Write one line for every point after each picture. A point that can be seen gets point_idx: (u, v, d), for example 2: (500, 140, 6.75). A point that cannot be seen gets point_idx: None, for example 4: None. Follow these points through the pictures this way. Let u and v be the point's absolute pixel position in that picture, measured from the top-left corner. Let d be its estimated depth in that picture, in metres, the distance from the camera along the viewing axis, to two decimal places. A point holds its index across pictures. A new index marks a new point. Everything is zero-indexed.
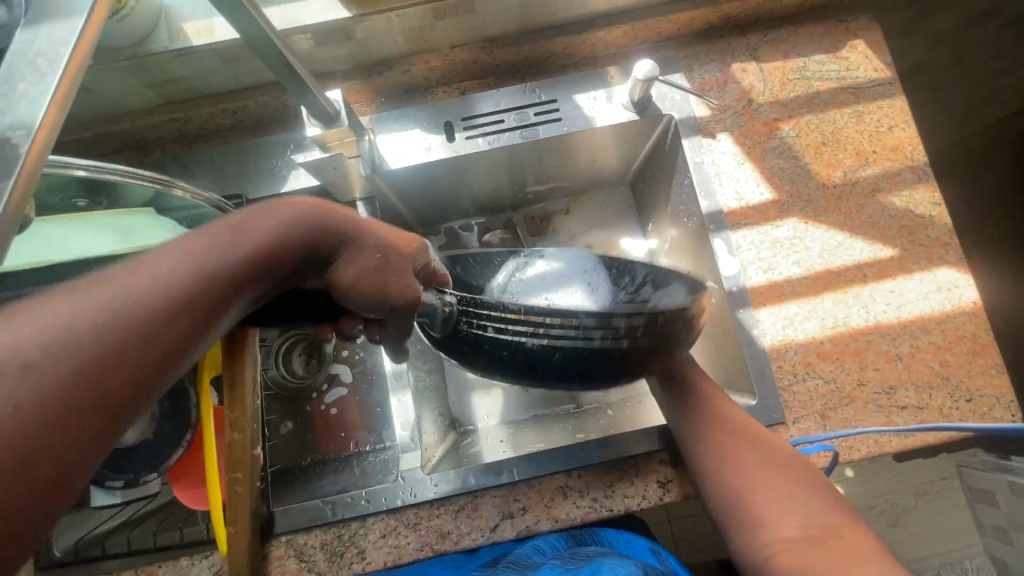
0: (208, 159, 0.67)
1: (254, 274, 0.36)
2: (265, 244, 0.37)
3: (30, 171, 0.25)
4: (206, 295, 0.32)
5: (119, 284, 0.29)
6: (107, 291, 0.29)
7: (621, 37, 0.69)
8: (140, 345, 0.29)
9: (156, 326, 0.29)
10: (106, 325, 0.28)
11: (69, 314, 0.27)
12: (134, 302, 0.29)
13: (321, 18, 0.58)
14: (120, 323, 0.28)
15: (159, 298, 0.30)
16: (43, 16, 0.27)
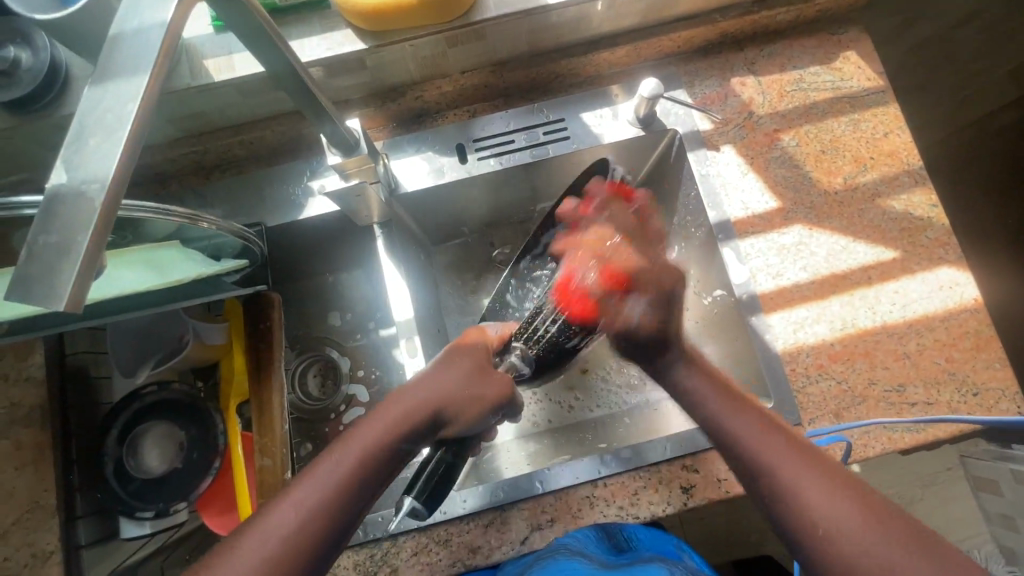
0: (227, 190, 0.68)
1: (374, 465, 0.45)
2: (373, 451, 0.45)
3: (104, 220, 0.26)
4: (342, 511, 0.43)
5: (303, 493, 0.42)
6: (279, 538, 0.40)
7: (624, 57, 0.72)
8: (340, 522, 0.43)
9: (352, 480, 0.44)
10: (307, 534, 0.41)
11: (288, 526, 0.41)
12: (320, 517, 0.42)
13: (337, 50, 0.59)
14: (311, 533, 0.41)
15: (333, 497, 0.43)
16: (108, 76, 0.28)
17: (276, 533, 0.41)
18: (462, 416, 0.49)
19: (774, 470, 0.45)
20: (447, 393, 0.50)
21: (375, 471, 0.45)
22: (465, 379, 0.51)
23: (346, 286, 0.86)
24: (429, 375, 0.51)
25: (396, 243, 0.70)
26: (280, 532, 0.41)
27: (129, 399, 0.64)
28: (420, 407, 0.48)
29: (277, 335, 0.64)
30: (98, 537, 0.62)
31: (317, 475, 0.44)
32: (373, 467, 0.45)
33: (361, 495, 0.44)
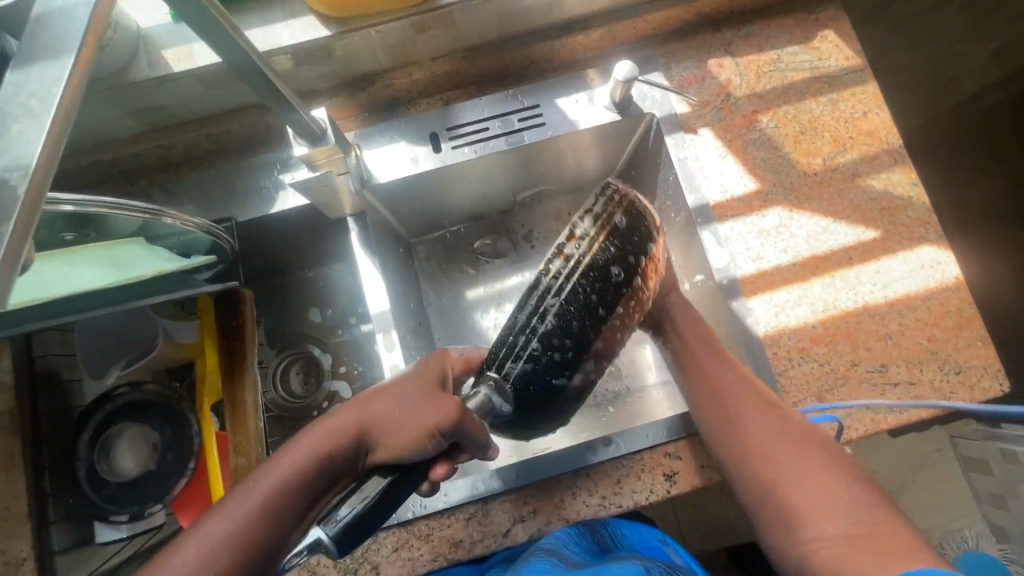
0: (196, 185, 0.67)
1: (314, 477, 0.44)
2: (311, 464, 0.44)
3: (31, 209, 0.24)
4: (280, 520, 0.42)
5: (240, 502, 0.42)
6: (214, 542, 0.40)
7: (599, 40, 0.71)
8: (280, 532, 0.42)
9: (294, 489, 0.43)
10: (247, 538, 0.40)
11: (222, 533, 0.40)
12: (261, 522, 0.41)
13: (301, 38, 0.58)
14: (251, 538, 0.41)
15: (272, 503, 0.42)
16: (32, 59, 0.27)
17: (217, 532, 0.40)
18: (401, 437, 0.46)
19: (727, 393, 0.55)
20: (383, 411, 0.47)
21: (316, 483, 0.44)
22: (404, 396, 0.48)
23: (325, 281, 0.85)
24: (384, 391, 0.49)
25: (371, 236, 0.69)
26: (219, 533, 0.40)
27: (101, 401, 0.63)
28: (360, 422, 0.46)
29: (249, 332, 0.63)
30: (72, 541, 0.61)
31: (260, 479, 0.43)
32: (316, 476, 0.44)
33: (300, 504, 0.43)
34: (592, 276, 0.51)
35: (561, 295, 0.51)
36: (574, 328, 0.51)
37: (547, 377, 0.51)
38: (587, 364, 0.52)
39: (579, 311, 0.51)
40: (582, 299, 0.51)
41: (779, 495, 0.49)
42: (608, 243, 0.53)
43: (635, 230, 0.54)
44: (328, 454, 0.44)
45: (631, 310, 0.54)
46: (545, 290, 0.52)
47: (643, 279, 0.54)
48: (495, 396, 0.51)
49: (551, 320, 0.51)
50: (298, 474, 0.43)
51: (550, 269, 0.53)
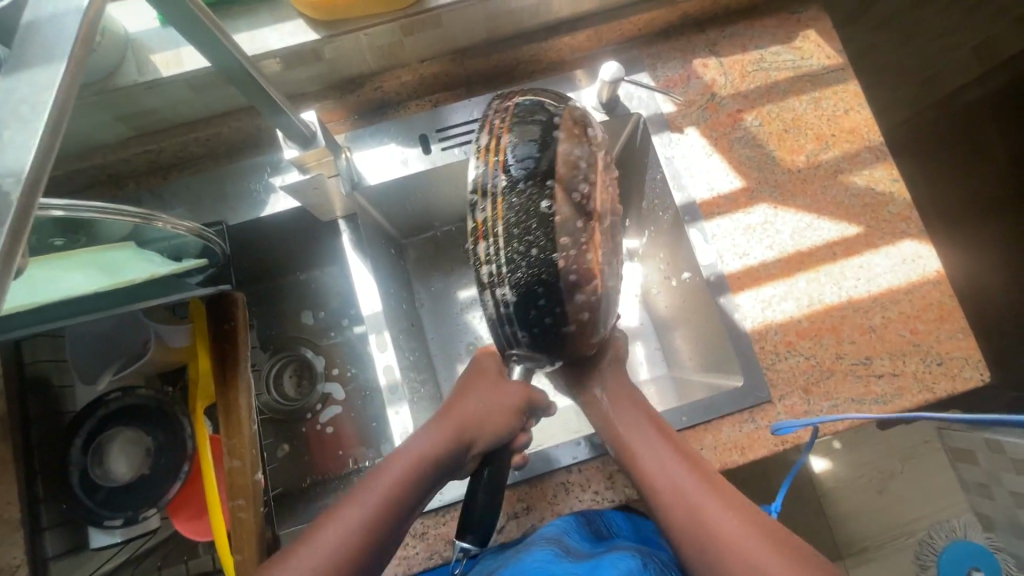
0: (186, 189, 0.67)
1: (421, 476, 0.49)
2: (416, 466, 0.49)
3: (23, 215, 0.25)
4: (395, 514, 0.48)
5: (360, 504, 0.47)
6: (340, 540, 0.45)
7: (586, 41, 0.71)
8: (396, 521, 0.48)
9: (403, 488, 0.49)
10: (370, 525, 0.46)
11: (345, 533, 0.46)
12: (381, 511, 0.47)
13: (290, 41, 0.58)
14: (377, 534, 0.46)
15: (388, 497, 0.48)
16: (20, 66, 0.27)
17: (341, 531, 0.46)
18: (493, 428, 0.52)
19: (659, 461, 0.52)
20: (475, 407, 0.52)
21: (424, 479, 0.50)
22: (490, 393, 0.53)
23: (318, 283, 0.85)
24: (469, 394, 0.54)
25: (362, 237, 0.69)
26: (342, 531, 0.46)
27: (93, 406, 0.63)
28: (454, 425, 0.52)
29: (241, 335, 0.63)
30: (66, 547, 0.61)
31: (374, 483, 0.48)
32: (423, 468, 0.49)
33: (413, 498, 0.49)
34: (516, 219, 0.46)
35: (506, 264, 0.47)
36: (533, 274, 0.47)
37: (548, 325, 0.49)
38: (578, 295, 0.48)
39: (526, 257, 0.47)
40: (523, 249, 0.46)
41: (721, 563, 0.45)
42: (517, 161, 0.47)
43: (530, 134, 0.48)
44: (433, 450, 0.50)
45: (587, 212, 0.47)
46: (492, 259, 0.48)
47: (567, 166, 0.47)
48: (529, 361, 0.53)
49: (514, 287, 0.48)
50: (408, 476, 0.49)
51: (478, 230, 0.48)
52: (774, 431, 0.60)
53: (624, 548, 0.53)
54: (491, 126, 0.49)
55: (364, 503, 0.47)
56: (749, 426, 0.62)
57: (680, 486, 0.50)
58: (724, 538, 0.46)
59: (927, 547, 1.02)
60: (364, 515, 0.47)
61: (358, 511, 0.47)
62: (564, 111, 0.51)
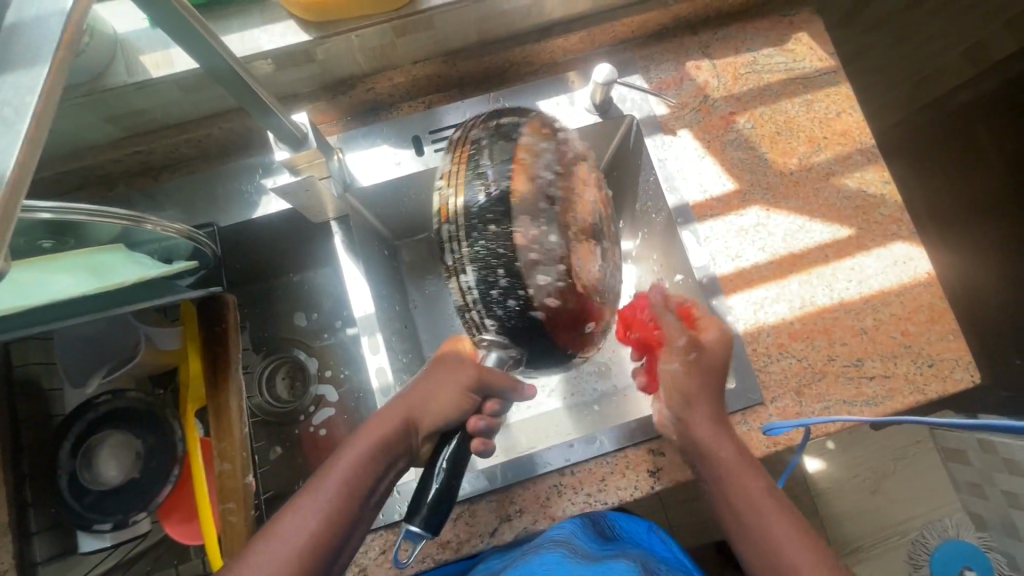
0: (177, 191, 0.67)
1: (373, 462, 0.50)
2: (365, 452, 0.50)
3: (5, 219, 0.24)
4: (349, 502, 0.48)
5: (312, 497, 0.48)
6: (294, 534, 0.46)
7: (579, 43, 0.71)
8: (352, 514, 0.48)
9: (354, 476, 0.49)
10: (326, 517, 0.47)
11: (301, 527, 0.46)
12: (336, 504, 0.48)
13: (281, 43, 0.58)
14: (333, 520, 0.47)
15: (342, 492, 0.48)
16: (3, 68, 0.27)
17: (294, 526, 0.46)
18: (438, 407, 0.53)
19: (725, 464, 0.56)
20: (424, 394, 0.54)
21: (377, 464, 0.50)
22: (437, 376, 0.55)
23: (311, 285, 0.85)
24: (418, 382, 0.55)
25: (355, 239, 0.69)
26: (295, 526, 0.46)
27: (82, 409, 0.62)
28: (401, 411, 0.53)
29: (233, 337, 0.63)
30: (55, 552, 0.60)
31: (326, 474, 0.49)
32: (373, 457, 0.50)
33: (367, 489, 0.50)
34: (473, 203, 0.50)
35: (465, 245, 0.50)
36: (490, 251, 0.49)
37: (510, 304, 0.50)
38: (539, 275, 0.49)
39: (483, 236, 0.49)
40: (477, 227, 0.49)
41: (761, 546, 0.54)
42: (483, 156, 0.51)
43: (495, 134, 0.52)
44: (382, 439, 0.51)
45: (553, 199, 0.51)
46: (455, 240, 0.50)
47: (529, 153, 0.51)
48: (499, 348, 0.53)
49: (472, 271, 0.50)
50: (359, 465, 0.50)
51: (442, 212, 0.51)
52: (764, 431, 0.61)
53: (629, 553, 0.54)
54: (468, 133, 0.55)
55: (317, 493, 0.48)
56: (742, 427, 0.62)
57: (741, 491, 0.55)
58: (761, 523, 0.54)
59: (920, 546, 1.06)
60: (316, 505, 0.47)
61: (311, 504, 0.47)
62: (534, 118, 0.55)
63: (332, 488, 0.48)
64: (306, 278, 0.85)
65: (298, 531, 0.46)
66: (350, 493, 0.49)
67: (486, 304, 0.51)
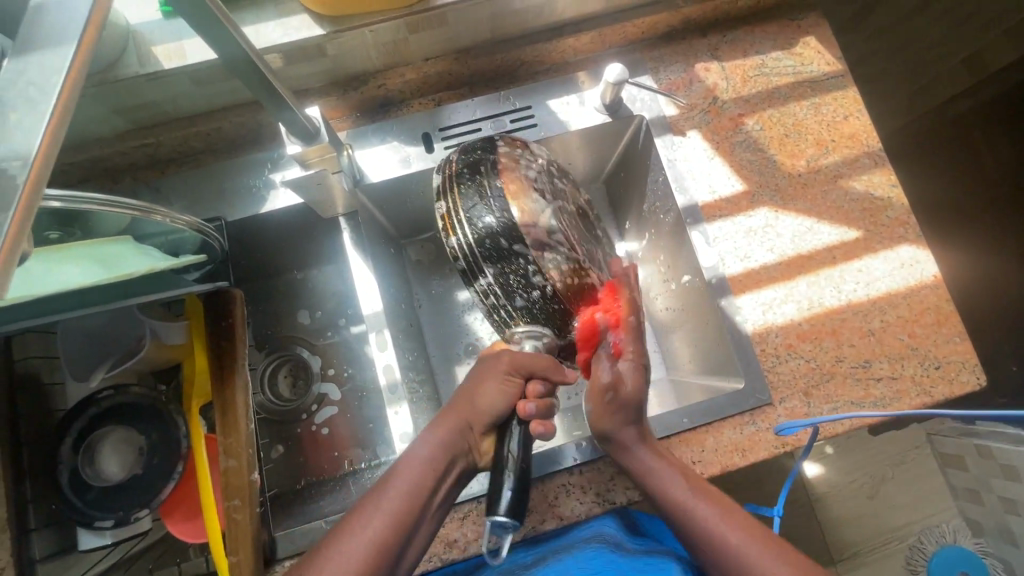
0: (184, 184, 0.66)
1: (438, 462, 0.50)
2: (429, 454, 0.50)
3: (30, 199, 0.24)
4: (417, 501, 0.48)
5: (380, 498, 0.47)
6: (367, 533, 0.45)
7: (589, 43, 0.72)
8: (414, 519, 0.47)
9: (418, 478, 0.49)
10: (396, 520, 0.46)
11: (372, 526, 0.46)
12: (403, 506, 0.47)
13: (295, 36, 0.57)
14: (402, 520, 0.47)
15: (405, 497, 0.48)
16: (30, 47, 0.26)
17: (362, 525, 0.46)
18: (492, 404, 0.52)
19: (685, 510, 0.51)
20: (475, 392, 0.54)
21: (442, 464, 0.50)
22: (482, 372, 0.55)
23: (315, 283, 0.84)
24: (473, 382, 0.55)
25: (363, 235, 0.69)
26: (366, 525, 0.46)
27: (84, 404, 0.61)
28: (461, 415, 0.53)
29: (238, 332, 0.62)
30: (54, 549, 0.59)
31: (390, 477, 0.49)
32: (434, 457, 0.50)
33: (429, 491, 0.49)
34: (474, 213, 0.54)
35: (476, 251, 0.55)
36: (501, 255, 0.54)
37: (534, 295, 0.55)
38: (548, 255, 0.55)
39: (490, 245, 0.54)
40: (484, 242, 0.54)
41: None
42: (473, 186, 0.55)
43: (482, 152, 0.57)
44: (441, 445, 0.51)
45: (543, 191, 0.57)
46: (469, 262, 0.56)
47: (511, 160, 0.57)
48: (534, 337, 0.56)
49: (488, 274, 0.55)
50: (425, 465, 0.50)
51: (445, 232, 0.56)
52: (776, 431, 0.61)
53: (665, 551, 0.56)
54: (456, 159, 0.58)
55: (384, 494, 0.48)
56: (751, 427, 0.62)
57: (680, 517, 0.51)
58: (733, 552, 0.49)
59: (918, 552, 1.06)
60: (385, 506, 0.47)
61: (378, 505, 0.47)
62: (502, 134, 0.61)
63: (398, 489, 0.48)
64: (310, 275, 0.84)
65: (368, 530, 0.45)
66: (416, 491, 0.48)
67: (509, 299, 0.56)
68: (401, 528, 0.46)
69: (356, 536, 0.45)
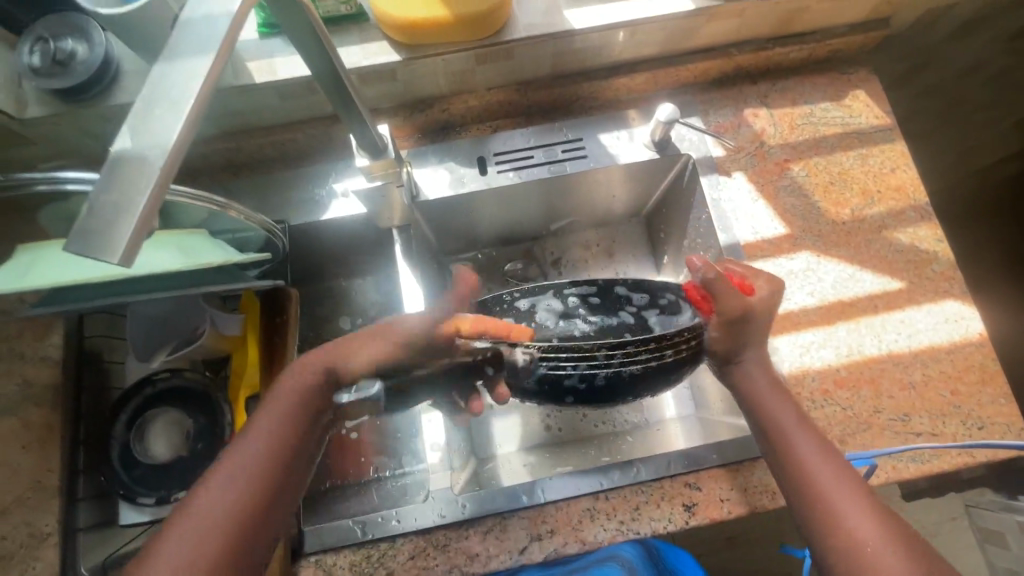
0: (255, 189, 0.72)
1: (301, 419, 0.46)
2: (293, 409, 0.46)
3: (163, 184, 0.28)
4: (276, 464, 0.44)
5: (240, 457, 0.43)
6: (216, 495, 0.41)
7: (643, 83, 0.75)
8: (271, 486, 0.43)
9: (279, 435, 0.45)
10: (242, 500, 0.41)
11: (224, 489, 0.41)
12: (256, 480, 0.43)
13: (374, 60, 0.63)
14: (254, 490, 0.42)
15: (265, 456, 0.44)
16: (177, 55, 0.30)
17: (219, 484, 0.42)
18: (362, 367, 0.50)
19: (757, 394, 0.54)
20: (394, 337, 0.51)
21: (303, 422, 0.47)
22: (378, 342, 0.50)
23: (359, 291, 0.88)
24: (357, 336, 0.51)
25: (413, 247, 0.72)
26: (222, 485, 0.42)
27: (140, 384, 0.65)
28: (325, 365, 0.49)
29: (291, 330, 0.65)
30: (96, 520, 0.63)
31: (256, 430, 0.45)
32: (297, 419, 0.46)
33: (287, 461, 0.45)
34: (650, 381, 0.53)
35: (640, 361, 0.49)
36: (593, 394, 0.51)
37: (549, 390, 0.51)
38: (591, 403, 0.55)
39: (621, 387, 0.50)
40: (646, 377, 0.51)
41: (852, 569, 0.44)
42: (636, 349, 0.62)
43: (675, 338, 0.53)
44: (302, 396, 0.47)
45: None
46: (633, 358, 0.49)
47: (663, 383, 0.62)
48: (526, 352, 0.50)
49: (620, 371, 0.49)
50: (286, 421, 0.46)
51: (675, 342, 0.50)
52: None
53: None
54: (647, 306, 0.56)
55: (245, 448, 0.44)
56: None
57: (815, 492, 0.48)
58: (849, 514, 0.46)
59: None
60: (242, 470, 0.42)
61: (234, 467, 0.43)
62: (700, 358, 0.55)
63: (261, 446, 0.44)
64: (353, 283, 0.88)
65: (223, 496, 0.41)
66: (276, 450, 0.44)
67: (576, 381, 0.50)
68: (258, 494, 0.42)
69: (209, 495, 0.41)
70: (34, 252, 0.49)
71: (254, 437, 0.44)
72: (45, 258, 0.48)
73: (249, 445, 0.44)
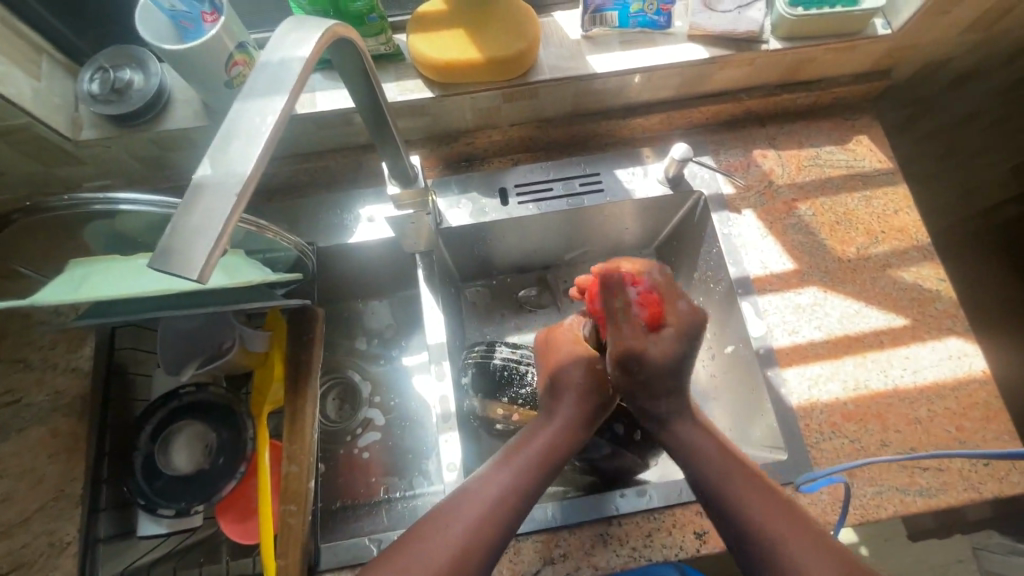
0: (287, 212, 0.75)
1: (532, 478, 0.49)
2: (524, 472, 0.49)
3: (239, 209, 0.31)
4: (508, 519, 0.46)
5: (469, 505, 0.46)
6: (445, 544, 0.44)
7: (658, 123, 0.80)
8: (499, 537, 0.46)
9: (503, 494, 0.47)
10: (470, 548, 0.44)
11: (454, 540, 0.44)
12: (485, 530, 0.45)
13: (409, 96, 0.67)
14: (483, 538, 0.45)
15: (489, 509, 0.46)
16: (254, 94, 0.34)
17: (449, 532, 0.44)
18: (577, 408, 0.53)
19: (706, 458, 0.50)
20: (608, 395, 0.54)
21: (534, 484, 0.49)
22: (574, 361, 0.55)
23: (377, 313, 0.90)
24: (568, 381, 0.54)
25: (434, 273, 0.75)
26: (447, 530, 0.45)
27: (166, 397, 0.67)
28: (557, 431, 0.51)
29: (315, 348, 0.68)
30: (114, 530, 0.64)
31: (483, 486, 0.48)
32: (529, 481, 0.48)
33: (514, 517, 0.47)
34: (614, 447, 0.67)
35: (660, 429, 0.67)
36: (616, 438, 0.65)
37: None
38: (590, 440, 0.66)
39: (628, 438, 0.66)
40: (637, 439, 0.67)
41: None
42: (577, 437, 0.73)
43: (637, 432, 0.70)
44: (529, 460, 0.50)
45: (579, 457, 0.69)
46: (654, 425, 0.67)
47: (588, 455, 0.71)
48: None
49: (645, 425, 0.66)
50: (510, 480, 0.48)
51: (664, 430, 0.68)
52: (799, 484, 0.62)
53: None
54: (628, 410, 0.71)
55: (472, 500, 0.46)
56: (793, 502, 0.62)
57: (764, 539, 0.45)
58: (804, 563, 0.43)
59: None
60: (470, 521, 0.45)
61: (462, 515, 0.45)
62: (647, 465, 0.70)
63: (488, 499, 0.47)
64: (370, 304, 0.90)
65: (453, 542, 0.44)
66: (506, 508, 0.47)
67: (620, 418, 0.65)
68: (483, 547, 0.45)
69: (438, 542, 0.44)
70: (87, 268, 0.53)
71: (483, 491, 0.47)
72: (98, 274, 0.51)
73: (476, 496, 0.47)
